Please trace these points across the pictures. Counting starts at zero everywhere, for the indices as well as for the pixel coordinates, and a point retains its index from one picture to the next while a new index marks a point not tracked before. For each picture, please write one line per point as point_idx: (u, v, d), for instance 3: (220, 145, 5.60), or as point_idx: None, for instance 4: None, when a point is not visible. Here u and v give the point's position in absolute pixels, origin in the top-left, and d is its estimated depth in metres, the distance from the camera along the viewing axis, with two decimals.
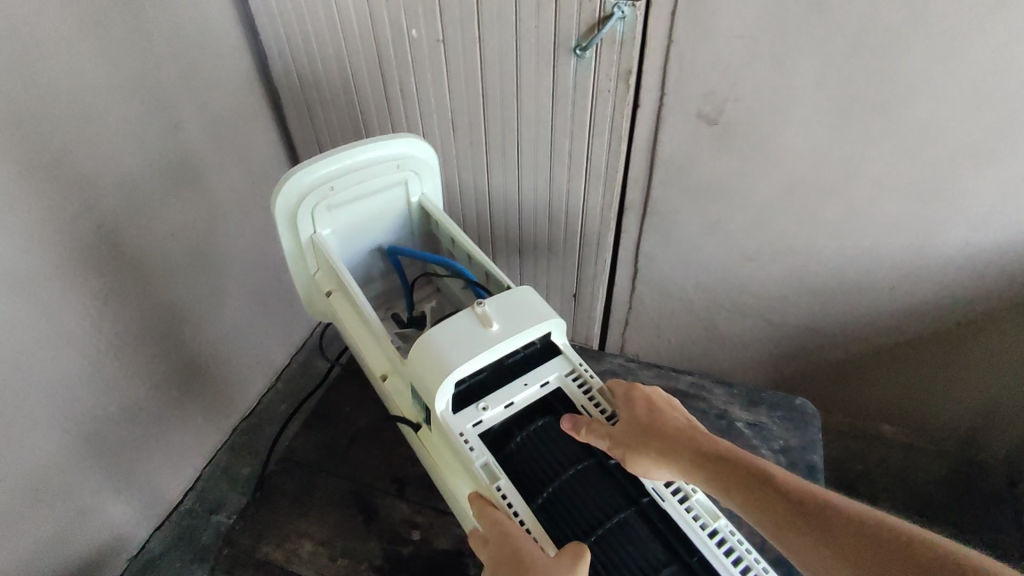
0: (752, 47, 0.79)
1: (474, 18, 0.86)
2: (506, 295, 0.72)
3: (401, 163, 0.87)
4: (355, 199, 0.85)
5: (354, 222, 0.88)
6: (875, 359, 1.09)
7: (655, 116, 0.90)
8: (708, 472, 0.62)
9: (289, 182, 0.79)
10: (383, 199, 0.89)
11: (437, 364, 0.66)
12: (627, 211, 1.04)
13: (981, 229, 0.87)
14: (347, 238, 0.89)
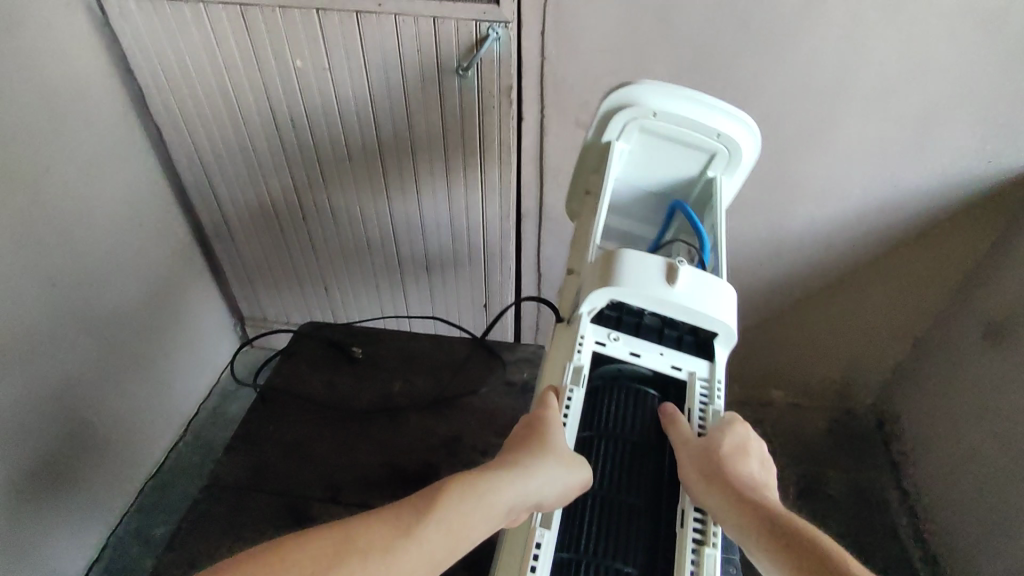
0: (614, 59, 0.89)
1: (358, 46, 0.90)
2: (721, 282, 0.58)
3: (724, 134, 0.69)
4: (667, 138, 0.72)
5: (657, 163, 0.75)
6: (756, 331, 1.22)
7: (538, 126, 0.98)
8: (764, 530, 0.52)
9: (643, 96, 0.69)
10: (688, 161, 0.74)
11: (610, 278, 0.57)
12: (524, 219, 1.11)
13: (822, 205, 1.01)
14: (634, 169, 0.77)
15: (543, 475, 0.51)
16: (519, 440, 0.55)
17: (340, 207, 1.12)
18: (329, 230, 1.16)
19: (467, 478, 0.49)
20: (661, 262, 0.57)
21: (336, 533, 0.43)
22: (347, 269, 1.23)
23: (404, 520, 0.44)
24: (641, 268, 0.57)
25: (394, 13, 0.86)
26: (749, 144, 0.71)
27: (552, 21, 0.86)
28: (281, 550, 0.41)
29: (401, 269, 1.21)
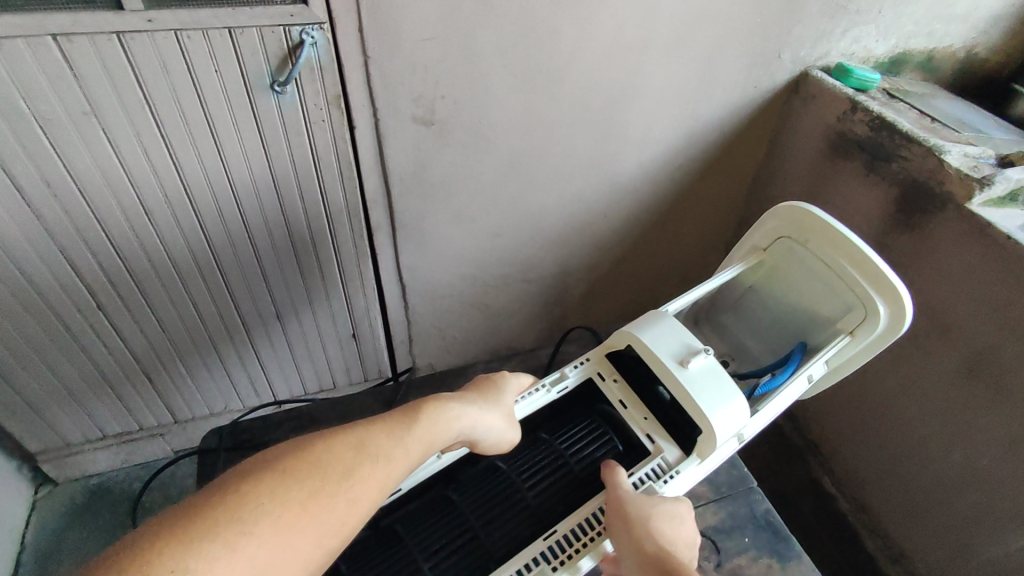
0: (440, 46, 0.84)
1: (132, 78, 0.71)
2: (731, 387, 0.74)
3: (868, 297, 0.78)
4: (807, 266, 0.85)
5: (797, 288, 0.88)
6: (609, 277, 1.32)
7: (373, 132, 0.89)
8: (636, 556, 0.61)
9: (802, 217, 0.84)
10: (832, 304, 0.84)
11: (642, 324, 0.82)
12: (376, 232, 1.02)
13: (645, 151, 1.11)
14: (777, 284, 0.90)
15: (488, 421, 0.68)
16: (467, 390, 0.71)
17: (150, 277, 0.89)
18: (140, 308, 0.92)
19: (435, 401, 0.63)
20: (696, 344, 0.78)
21: (348, 442, 0.52)
22: (176, 347, 1.00)
23: (402, 428, 0.57)
24: (679, 339, 0.78)
25: (173, 28, 0.69)
26: (891, 324, 0.77)
27: (369, 15, 0.78)
28: (311, 457, 0.49)
29: (246, 328, 1.02)
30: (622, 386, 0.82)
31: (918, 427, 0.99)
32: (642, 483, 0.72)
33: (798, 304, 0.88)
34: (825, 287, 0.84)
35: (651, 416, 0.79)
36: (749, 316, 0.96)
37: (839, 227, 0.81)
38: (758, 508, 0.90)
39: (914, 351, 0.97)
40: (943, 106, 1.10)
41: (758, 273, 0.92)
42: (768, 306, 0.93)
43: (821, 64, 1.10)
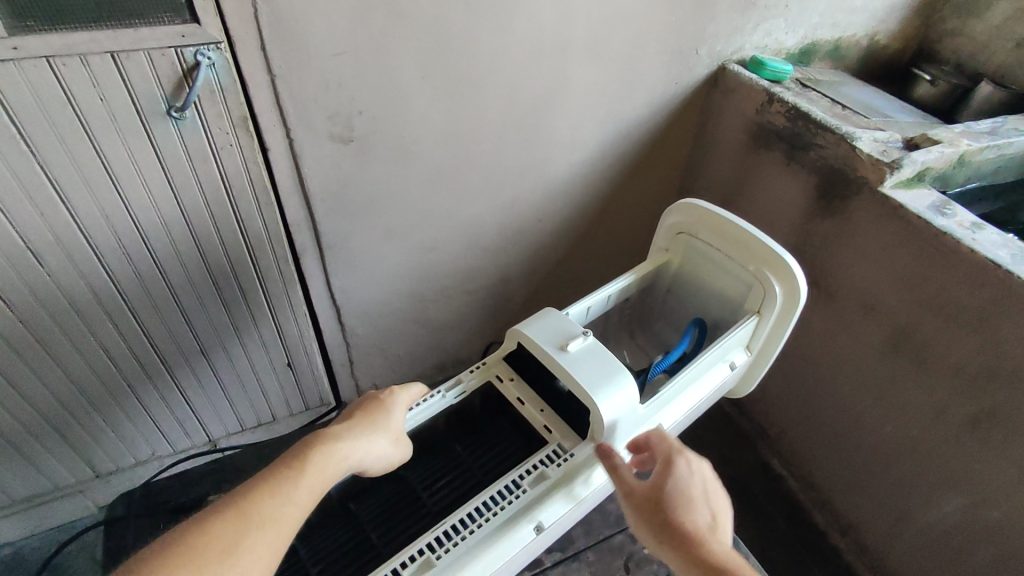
0: (351, 61, 0.80)
1: (3, 113, 0.64)
2: (616, 368, 0.69)
3: (756, 271, 0.80)
4: (707, 256, 0.87)
5: (706, 278, 0.89)
6: (550, 281, 1.31)
7: (288, 153, 0.84)
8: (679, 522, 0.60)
9: (689, 214, 0.86)
10: (737, 288, 0.85)
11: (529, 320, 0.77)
12: (302, 257, 0.97)
13: (575, 154, 1.10)
14: (690, 276, 0.91)
15: (382, 444, 0.63)
16: (355, 413, 0.65)
17: (49, 325, 0.82)
18: (41, 360, 0.84)
19: (320, 442, 0.58)
20: (574, 328, 0.73)
21: (224, 521, 0.49)
22: (89, 397, 0.92)
23: (279, 484, 0.53)
24: (557, 326, 0.73)
25: (46, 56, 0.63)
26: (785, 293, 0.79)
27: (271, 32, 0.73)
28: (184, 549, 0.47)
29: (167, 368, 0.95)
30: (518, 384, 0.77)
31: (852, 403, 1.03)
32: (533, 471, 0.68)
33: (711, 293, 0.89)
34: (726, 273, 0.85)
35: (548, 409, 0.75)
36: (676, 314, 0.97)
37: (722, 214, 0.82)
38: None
39: (842, 332, 1.01)
40: (851, 92, 1.13)
41: (672, 271, 0.93)
42: (687, 301, 0.94)
43: (736, 58, 1.12)
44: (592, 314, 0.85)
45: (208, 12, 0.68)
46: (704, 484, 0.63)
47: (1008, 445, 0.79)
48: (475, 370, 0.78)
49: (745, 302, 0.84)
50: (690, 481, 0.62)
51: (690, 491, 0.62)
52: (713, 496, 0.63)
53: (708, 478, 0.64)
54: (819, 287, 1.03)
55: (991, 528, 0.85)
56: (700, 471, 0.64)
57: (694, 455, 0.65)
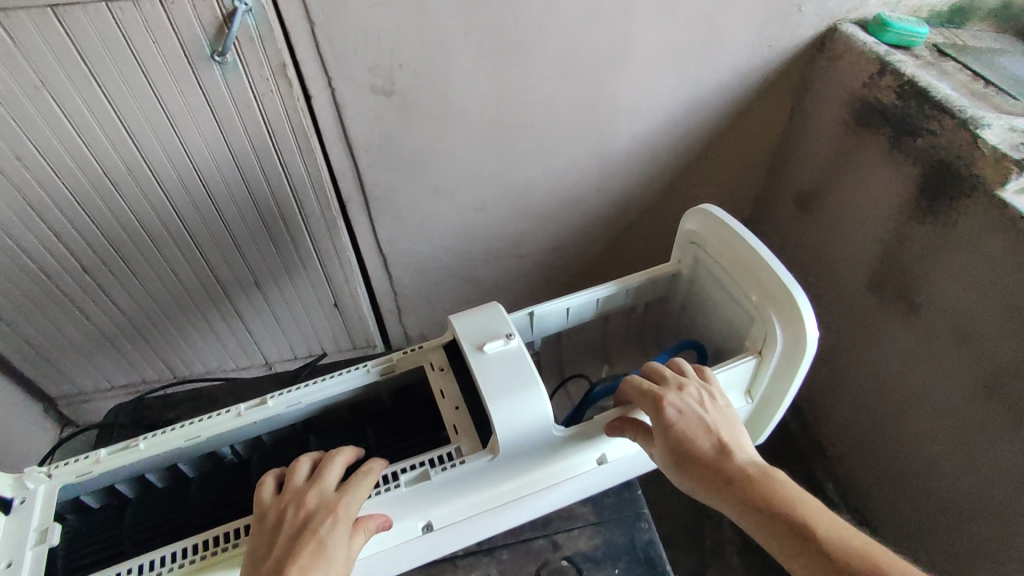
0: (390, 11, 0.78)
1: (72, 52, 0.71)
2: (527, 382, 0.64)
3: (759, 302, 0.73)
4: (717, 277, 0.80)
5: (714, 299, 0.82)
6: (611, 254, 1.24)
7: (331, 102, 0.86)
8: (679, 457, 0.62)
9: (705, 226, 0.79)
10: (743, 319, 0.77)
11: (471, 313, 0.72)
12: (348, 204, 1.00)
13: (642, 120, 1.00)
14: (701, 296, 0.85)
15: None
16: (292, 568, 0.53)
17: (125, 242, 0.92)
18: (122, 270, 0.96)
19: None
20: (504, 329, 0.69)
21: None
22: (163, 308, 1.05)
23: None
24: (488, 324, 0.70)
25: (103, 1, 0.68)
26: (789, 334, 0.70)
27: None
28: None
29: (228, 292, 1.05)
30: (446, 376, 0.72)
31: (928, 442, 0.88)
32: (417, 467, 0.64)
33: (720, 319, 0.82)
34: (733, 300, 0.78)
35: (464, 409, 0.69)
36: (688, 333, 0.90)
37: (739, 231, 0.75)
38: (639, 540, 0.75)
39: (929, 359, 0.84)
40: (1009, 64, 0.91)
41: (684, 286, 0.87)
42: (697, 321, 0.87)
43: (855, 16, 0.93)
44: (574, 315, 0.82)
45: None
46: (697, 409, 0.63)
47: None
48: (408, 351, 0.74)
49: (749, 337, 0.76)
50: (682, 411, 0.63)
51: (686, 422, 0.62)
52: (708, 406, 0.64)
53: (697, 398, 0.64)
54: (909, 300, 0.86)
55: None
56: (688, 398, 0.64)
57: (675, 394, 0.64)
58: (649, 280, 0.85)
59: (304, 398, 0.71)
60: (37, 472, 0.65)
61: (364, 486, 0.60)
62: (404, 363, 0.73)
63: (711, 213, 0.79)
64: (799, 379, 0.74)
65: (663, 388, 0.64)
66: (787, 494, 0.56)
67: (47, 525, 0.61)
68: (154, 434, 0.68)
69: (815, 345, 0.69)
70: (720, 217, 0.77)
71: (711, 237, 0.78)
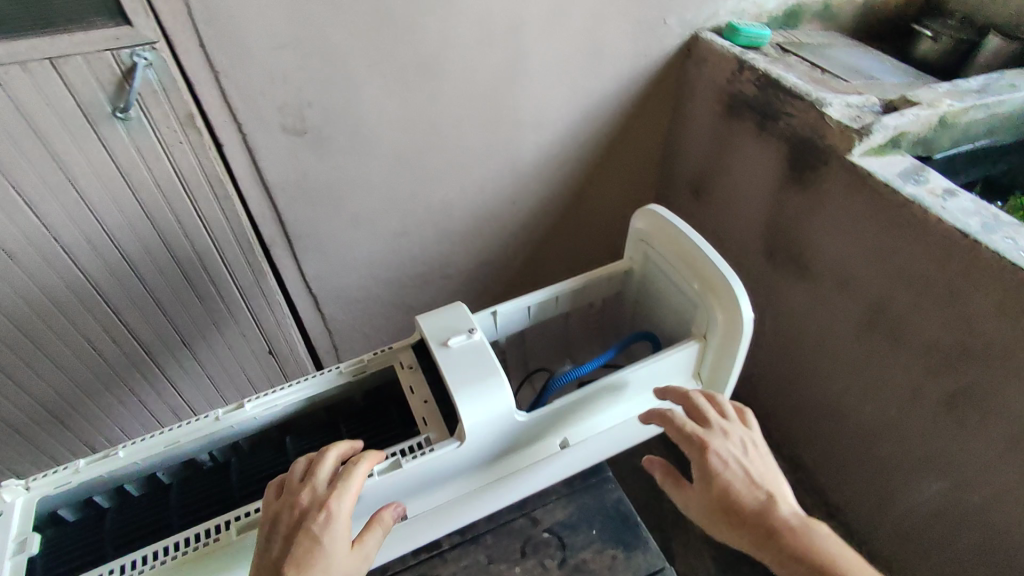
0: (292, 54, 0.81)
1: None
2: (488, 368, 0.68)
3: (701, 289, 0.79)
4: (662, 271, 0.86)
5: (662, 291, 0.88)
6: (533, 264, 1.30)
7: (242, 147, 0.87)
8: (720, 502, 0.65)
9: (651, 224, 0.85)
10: (688, 308, 0.83)
11: (438, 313, 0.76)
12: (271, 246, 1.00)
13: (542, 134, 1.08)
14: (650, 288, 0.91)
15: None
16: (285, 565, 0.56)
17: (30, 318, 0.85)
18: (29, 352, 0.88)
19: None
20: (465, 324, 0.73)
21: None
22: (81, 385, 0.97)
23: None
24: (450, 323, 0.74)
25: None
26: (728, 314, 0.75)
27: (207, 30, 0.75)
28: None
29: (153, 355, 1.00)
30: (415, 373, 0.76)
31: (833, 382, 0.99)
32: (389, 458, 0.67)
33: (668, 309, 0.88)
34: (678, 291, 0.84)
35: (432, 402, 0.73)
36: (643, 325, 0.96)
37: (677, 225, 0.81)
38: (609, 499, 0.77)
39: (820, 308, 0.96)
40: (839, 55, 1.08)
41: (635, 281, 0.93)
42: (651, 314, 0.93)
43: (711, 25, 1.07)
44: (535, 309, 0.86)
45: (140, 14, 0.71)
46: (740, 455, 0.67)
47: (986, 423, 0.75)
48: (378, 353, 0.78)
49: (695, 323, 0.82)
50: (725, 457, 0.66)
51: (728, 467, 0.66)
52: (750, 451, 0.68)
53: (740, 442, 0.68)
54: (796, 262, 0.98)
55: (973, 510, 0.81)
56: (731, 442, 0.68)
57: (718, 438, 0.68)
58: (603, 279, 0.90)
59: (280, 399, 0.74)
60: (15, 486, 0.65)
61: (355, 477, 0.61)
62: (374, 364, 0.77)
63: (655, 211, 0.85)
64: (737, 365, 0.79)
65: (708, 433, 0.68)
66: (821, 546, 0.60)
67: (25, 536, 0.63)
68: (130, 443, 0.69)
69: (748, 329, 0.75)
70: (658, 212, 0.84)
71: (654, 234, 0.84)
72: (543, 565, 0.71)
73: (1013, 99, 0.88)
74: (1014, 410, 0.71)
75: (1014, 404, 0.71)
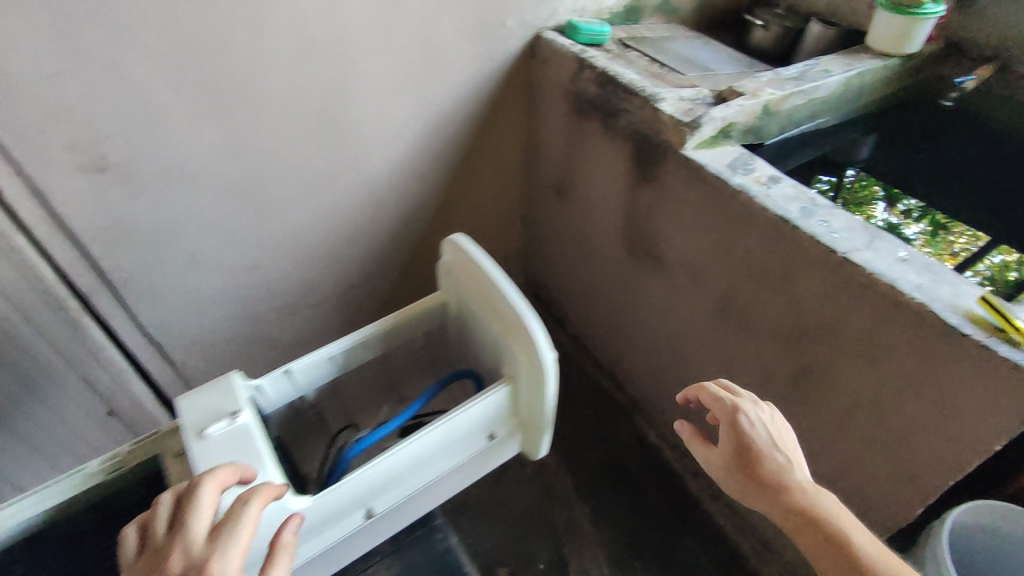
0: (74, 84, 0.71)
1: None
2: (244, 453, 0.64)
3: (503, 328, 0.76)
4: (473, 307, 0.83)
5: (477, 327, 0.85)
6: (405, 279, 1.26)
7: (31, 192, 0.76)
8: (741, 451, 0.65)
9: (458, 259, 0.82)
10: (498, 346, 0.80)
11: (207, 391, 0.70)
12: (92, 298, 0.89)
13: (392, 147, 1.04)
14: (468, 325, 0.87)
15: None
16: None
17: None
18: None
19: None
20: (228, 405, 0.68)
21: None
22: None
23: None
24: (216, 403, 0.68)
25: None
26: (526, 354, 0.73)
27: None
28: None
29: None
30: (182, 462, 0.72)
31: (701, 368, 1.03)
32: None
33: (485, 346, 0.85)
34: (488, 328, 0.81)
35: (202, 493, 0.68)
36: (469, 361, 0.93)
37: (477, 259, 0.79)
38: None
39: (680, 299, 0.99)
40: (677, 48, 1.10)
41: (453, 318, 0.90)
42: (472, 350, 0.90)
43: (552, 25, 1.06)
44: (335, 363, 0.82)
45: None
46: (769, 431, 0.65)
47: (826, 398, 0.80)
48: (139, 443, 0.73)
49: (506, 361, 0.79)
50: (754, 429, 0.66)
51: (756, 439, 0.65)
52: (779, 429, 0.66)
53: (769, 417, 0.66)
54: (654, 256, 1.00)
55: (827, 478, 0.87)
56: (758, 416, 0.67)
57: (751, 407, 0.67)
58: (413, 320, 0.87)
59: (26, 512, 0.67)
60: None
61: (239, 524, 0.52)
62: (134, 457, 0.72)
63: (460, 244, 0.82)
64: (549, 404, 0.77)
65: (739, 397, 0.68)
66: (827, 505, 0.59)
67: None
68: None
69: (552, 370, 0.72)
70: (462, 245, 0.81)
71: (461, 268, 0.82)
72: None
73: (827, 84, 0.93)
74: (845, 384, 0.76)
75: (845, 378, 0.76)
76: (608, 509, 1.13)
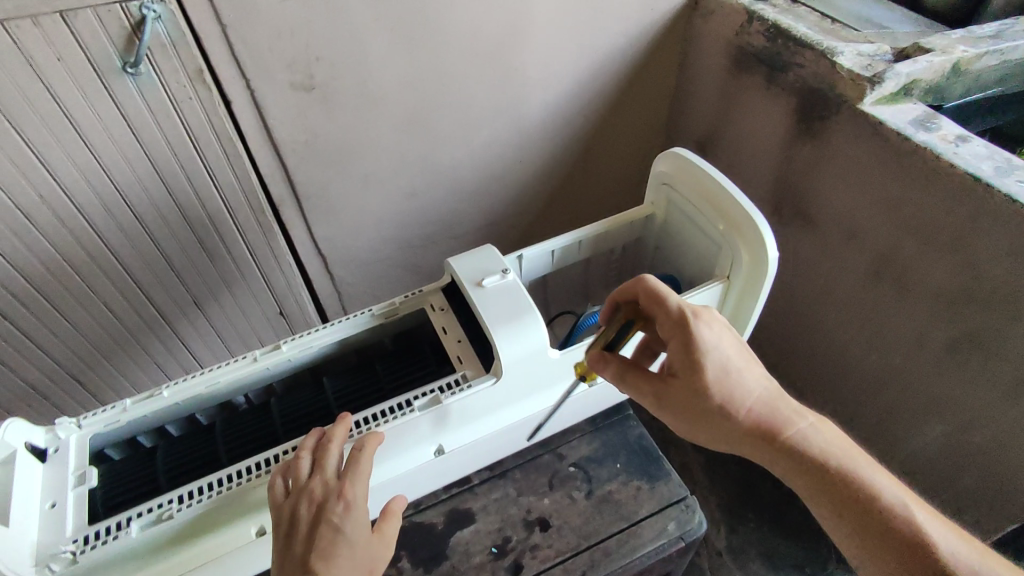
0: (301, 10, 0.80)
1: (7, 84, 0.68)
2: (510, 294, 0.71)
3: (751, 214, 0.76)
4: (688, 214, 0.83)
5: (684, 236, 0.86)
6: (538, 226, 1.31)
7: (252, 103, 0.87)
8: (678, 375, 0.61)
9: (668, 172, 0.84)
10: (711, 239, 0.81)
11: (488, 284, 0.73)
12: (281, 206, 1.01)
13: (548, 90, 1.08)
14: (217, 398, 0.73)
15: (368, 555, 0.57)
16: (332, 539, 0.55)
17: (42, 268, 0.84)
18: (39, 297, 0.87)
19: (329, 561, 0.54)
20: (497, 267, 0.74)
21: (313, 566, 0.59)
22: (94, 342, 0.97)
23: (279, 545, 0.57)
24: (483, 264, 0.75)
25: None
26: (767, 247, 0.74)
27: None
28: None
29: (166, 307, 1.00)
30: (448, 315, 0.77)
31: (839, 332, 1.02)
32: (428, 395, 0.70)
33: (688, 254, 0.87)
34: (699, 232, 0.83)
35: (465, 341, 0.75)
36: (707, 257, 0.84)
37: (704, 167, 0.79)
38: (631, 434, 0.84)
39: (827, 262, 0.98)
40: (849, 6, 1.06)
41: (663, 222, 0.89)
42: (671, 256, 0.91)
43: None
44: (538, 265, 0.85)
45: None
46: (722, 356, 0.60)
47: (987, 367, 0.78)
48: (410, 296, 0.78)
49: (717, 264, 0.81)
50: (712, 363, 0.60)
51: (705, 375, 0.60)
52: (730, 349, 0.61)
53: (719, 342, 0.60)
54: (806, 216, 0.99)
55: (974, 450, 0.84)
56: (712, 342, 0.61)
57: (704, 332, 0.60)
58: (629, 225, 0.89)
59: (222, 376, 0.72)
60: (68, 424, 0.67)
61: (363, 465, 0.60)
62: (407, 306, 0.78)
63: (680, 155, 0.82)
64: (760, 304, 0.80)
65: (694, 317, 0.61)
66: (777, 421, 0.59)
67: (83, 470, 0.65)
68: (177, 381, 0.71)
69: (771, 270, 0.74)
70: (695, 162, 0.81)
71: (680, 176, 0.82)
72: (570, 496, 0.77)
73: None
74: (1013, 350, 0.74)
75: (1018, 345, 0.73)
76: (722, 463, 1.15)
